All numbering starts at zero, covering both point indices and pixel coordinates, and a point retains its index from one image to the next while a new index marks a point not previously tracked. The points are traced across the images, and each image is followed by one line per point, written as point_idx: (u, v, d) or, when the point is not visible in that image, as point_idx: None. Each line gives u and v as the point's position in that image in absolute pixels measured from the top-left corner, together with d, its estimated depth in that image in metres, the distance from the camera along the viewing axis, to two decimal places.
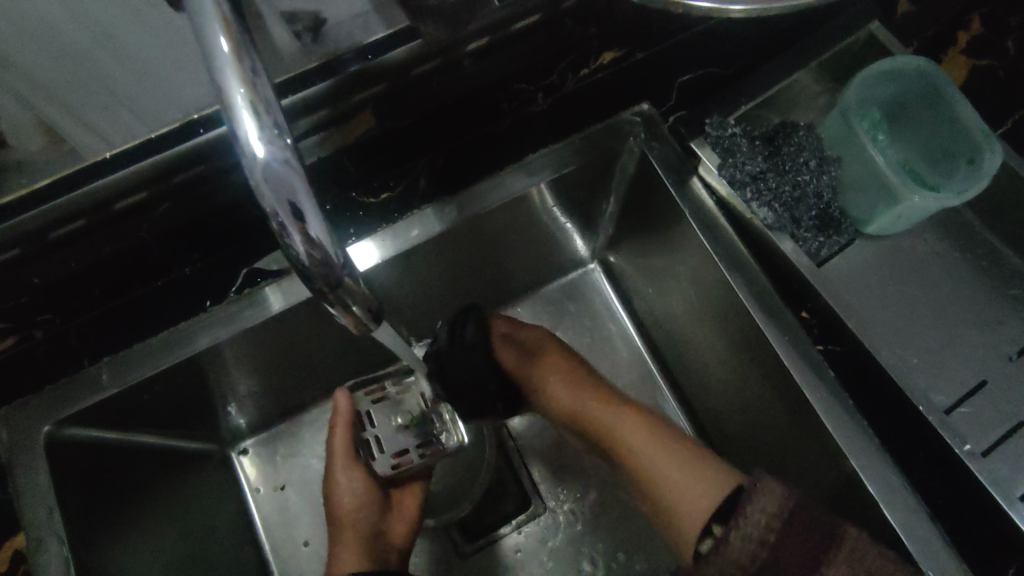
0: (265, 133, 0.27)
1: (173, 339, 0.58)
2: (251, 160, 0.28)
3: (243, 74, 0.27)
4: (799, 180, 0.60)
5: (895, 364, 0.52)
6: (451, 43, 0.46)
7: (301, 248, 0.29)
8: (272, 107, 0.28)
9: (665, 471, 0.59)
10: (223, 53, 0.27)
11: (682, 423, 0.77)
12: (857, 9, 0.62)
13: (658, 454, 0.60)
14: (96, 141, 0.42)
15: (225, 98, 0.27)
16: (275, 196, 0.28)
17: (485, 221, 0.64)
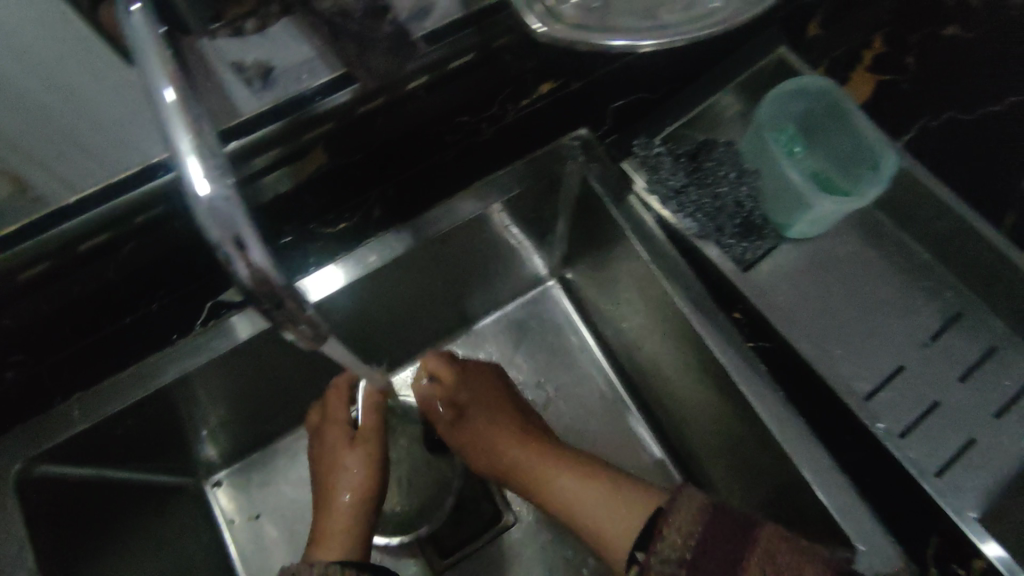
0: (209, 172, 0.30)
1: (141, 375, 0.60)
2: (195, 197, 0.30)
3: (189, 124, 0.30)
4: (718, 192, 0.66)
5: (813, 354, 0.60)
6: (393, 81, 0.50)
7: (243, 273, 0.31)
8: (214, 151, 0.31)
9: (595, 512, 0.63)
10: (167, 106, 0.30)
11: (642, 427, 0.81)
12: (767, 35, 0.67)
13: (595, 494, 0.64)
14: (62, 186, 0.44)
15: (173, 145, 0.30)
16: (220, 230, 0.30)
17: (442, 249, 0.69)
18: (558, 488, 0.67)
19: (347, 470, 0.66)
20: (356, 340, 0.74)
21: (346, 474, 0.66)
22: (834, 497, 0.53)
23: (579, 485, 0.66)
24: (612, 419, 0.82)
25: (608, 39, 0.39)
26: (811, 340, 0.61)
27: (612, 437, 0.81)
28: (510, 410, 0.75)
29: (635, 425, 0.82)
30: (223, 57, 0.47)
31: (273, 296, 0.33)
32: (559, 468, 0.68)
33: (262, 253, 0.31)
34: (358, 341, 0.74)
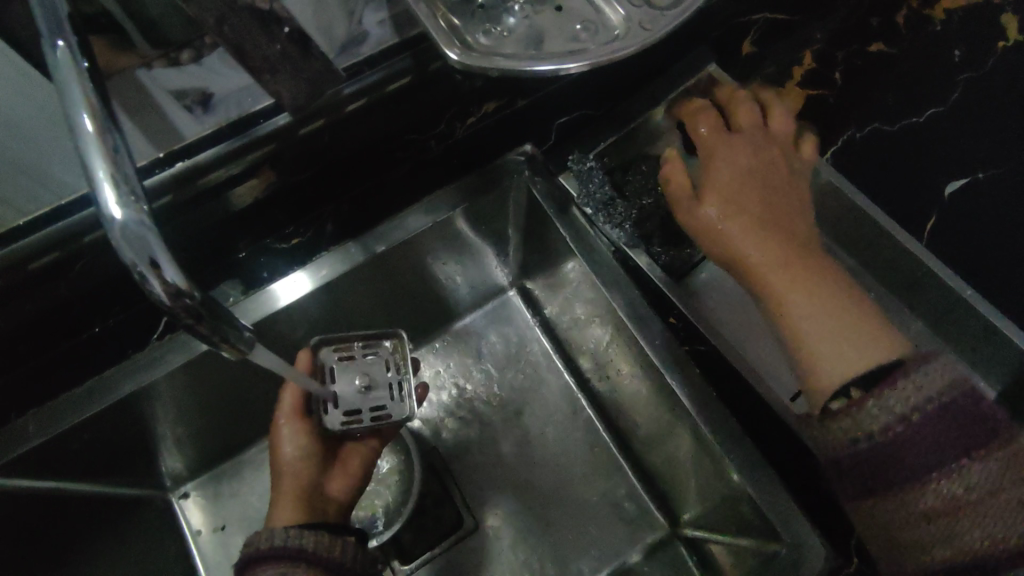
0: (123, 198, 0.32)
1: (97, 389, 0.61)
2: (110, 222, 0.32)
3: (106, 153, 0.33)
4: (644, 205, 0.70)
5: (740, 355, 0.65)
6: (331, 104, 0.53)
7: (157, 291, 0.33)
8: (127, 179, 0.33)
9: (855, 350, 0.56)
10: (88, 139, 0.33)
11: (601, 429, 0.84)
12: (698, 53, 0.71)
13: (816, 307, 0.58)
14: (9, 210, 0.48)
15: (92, 175, 0.33)
16: (135, 252, 0.32)
17: (389, 261, 0.69)
18: (798, 314, 0.58)
19: (288, 449, 0.66)
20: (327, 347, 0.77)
21: (288, 452, 0.66)
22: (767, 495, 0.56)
23: (817, 310, 0.58)
24: (571, 423, 0.85)
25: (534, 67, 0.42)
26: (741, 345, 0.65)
27: (572, 441, 0.84)
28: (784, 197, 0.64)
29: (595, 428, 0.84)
30: (162, 86, 0.50)
31: (193, 311, 0.35)
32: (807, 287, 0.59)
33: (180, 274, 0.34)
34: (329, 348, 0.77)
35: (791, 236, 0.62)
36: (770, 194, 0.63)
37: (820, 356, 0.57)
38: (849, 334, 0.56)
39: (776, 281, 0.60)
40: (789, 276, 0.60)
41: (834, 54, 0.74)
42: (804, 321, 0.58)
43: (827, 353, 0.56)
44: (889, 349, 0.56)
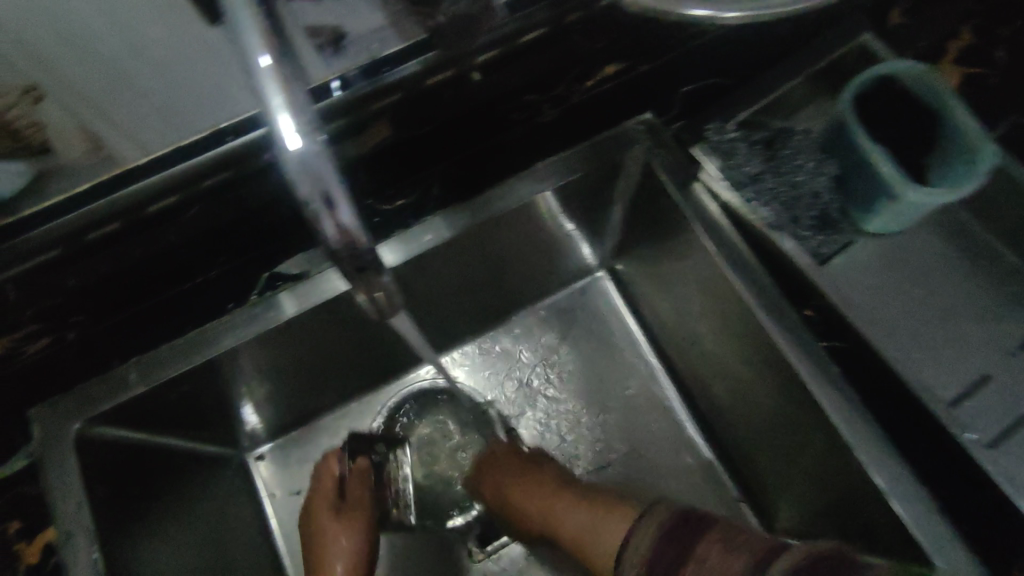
0: (301, 125, 0.29)
1: (199, 342, 0.60)
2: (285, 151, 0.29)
3: (280, 78, 0.29)
4: (797, 181, 0.62)
5: (894, 352, 0.58)
6: (464, 53, 0.49)
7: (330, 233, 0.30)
8: (304, 109, 0.30)
9: (582, 521, 0.65)
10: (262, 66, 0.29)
11: (688, 424, 0.80)
12: (850, 20, 0.64)
13: (584, 512, 0.66)
14: (133, 147, 0.44)
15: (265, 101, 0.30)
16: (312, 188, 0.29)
17: (495, 229, 0.66)
18: (569, 521, 0.67)
19: (335, 544, 0.66)
20: (424, 314, 0.75)
21: (335, 548, 0.66)
22: (907, 508, 0.51)
23: (577, 509, 0.67)
24: (657, 416, 0.81)
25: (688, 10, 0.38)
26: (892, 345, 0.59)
27: (658, 434, 0.81)
28: (541, 465, 0.73)
29: (681, 425, 0.81)
30: (298, 22, 0.46)
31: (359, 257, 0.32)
32: (573, 502, 0.68)
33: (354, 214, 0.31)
34: (424, 316, 0.75)
35: (560, 485, 0.71)
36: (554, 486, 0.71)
37: (586, 537, 0.64)
38: (602, 524, 0.63)
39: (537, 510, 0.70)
40: (563, 500, 0.69)
41: (999, 29, 0.67)
42: (565, 520, 0.67)
43: (581, 530, 0.65)
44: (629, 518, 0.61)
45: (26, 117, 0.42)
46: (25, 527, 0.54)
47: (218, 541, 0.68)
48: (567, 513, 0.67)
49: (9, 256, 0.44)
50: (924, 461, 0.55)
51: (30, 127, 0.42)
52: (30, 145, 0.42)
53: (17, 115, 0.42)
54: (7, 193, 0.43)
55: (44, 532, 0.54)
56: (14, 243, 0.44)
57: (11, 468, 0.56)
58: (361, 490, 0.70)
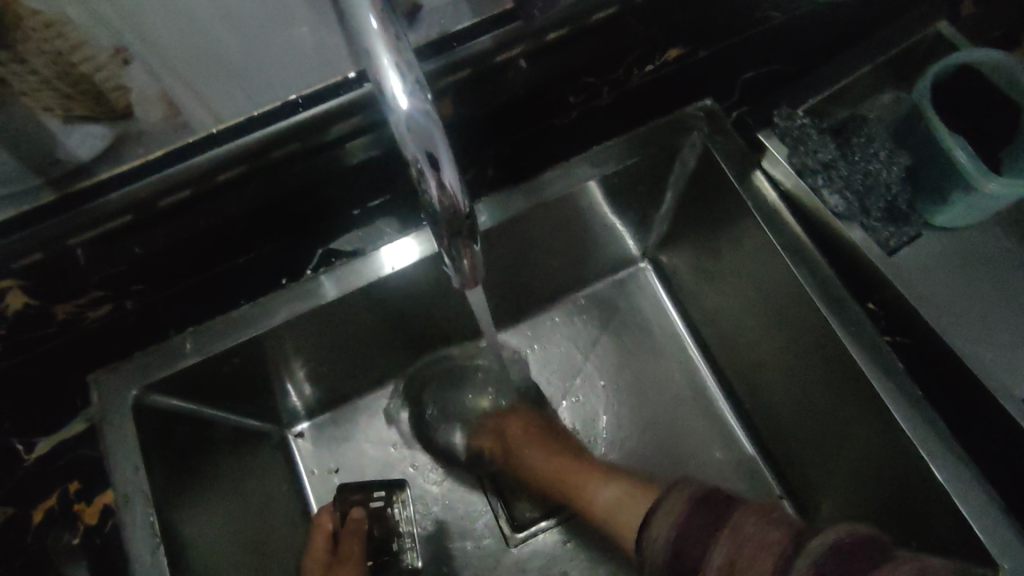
0: (408, 87, 0.31)
1: (253, 316, 0.59)
2: (395, 112, 0.31)
3: (389, 41, 0.31)
4: (870, 170, 0.60)
5: (969, 346, 0.56)
6: (533, 31, 0.49)
7: (431, 190, 0.33)
8: (412, 68, 0.31)
9: (603, 493, 0.64)
10: (372, 32, 0.30)
11: (735, 427, 0.74)
12: (921, 10, 0.63)
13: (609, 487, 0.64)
14: (208, 116, 0.44)
15: (374, 63, 0.31)
16: (418, 146, 0.32)
17: (550, 212, 0.64)
18: (600, 496, 0.64)
19: None
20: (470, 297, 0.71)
21: None
22: (973, 507, 0.49)
23: (619, 492, 0.63)
24: (698, 420, 0.75)
25: None
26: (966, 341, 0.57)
27: (701, 436, 0.74)
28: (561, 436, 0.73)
29: (726, 427, 0.74)
30: None
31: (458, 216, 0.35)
32: (604, 475, 0.66)
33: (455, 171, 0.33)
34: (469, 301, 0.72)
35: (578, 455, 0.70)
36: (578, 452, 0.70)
37: (614, 508, 0.62)
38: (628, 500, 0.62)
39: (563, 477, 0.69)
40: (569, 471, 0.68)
41: None
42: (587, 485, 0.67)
43: (610, 502, 0.63)
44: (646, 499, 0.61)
45: (113, 80, 0.39)
46: (85, 488, 0.55)
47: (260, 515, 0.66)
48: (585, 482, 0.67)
49: (90, 218, 0.44)
50: (992, 461, 0.53)
51: (112, 90, 0.40)
52: (110, 109, 0.41)
53: (101, 75, 0.39)
54: (85, 155, 0.42)
55: (102, 495, 0.55)
56: (92, 205, 0.44)
57: (72, 432, 0.57)
58: (357, 545, 0.59)
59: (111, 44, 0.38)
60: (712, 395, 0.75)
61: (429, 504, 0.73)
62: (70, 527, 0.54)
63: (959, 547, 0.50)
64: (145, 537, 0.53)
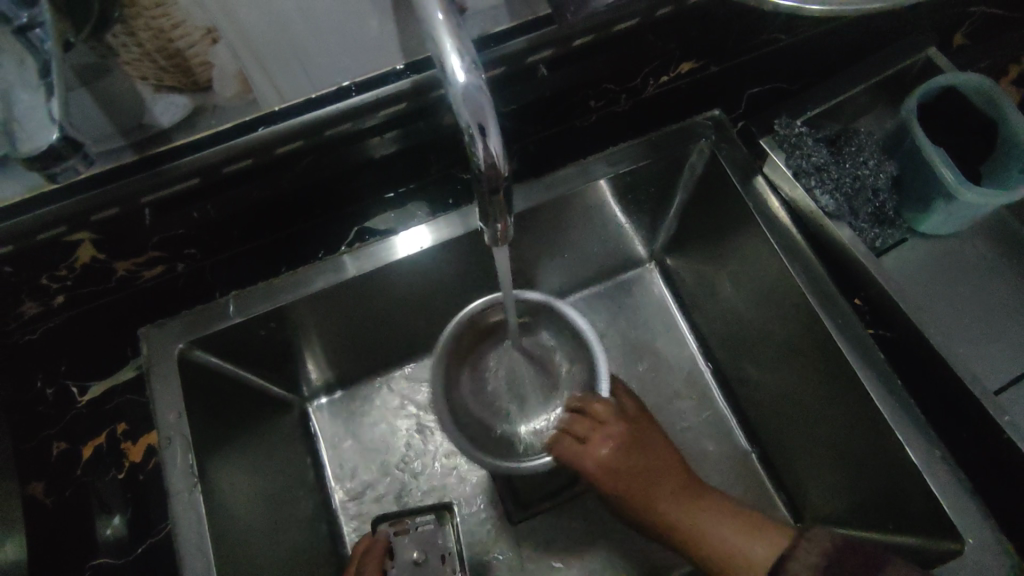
0: (465, 65, 0.36)
1: (292, 283, 0.64)
2: (453, 86, 0.36)
3: (451, 28, 0.36)
4: (860, 174, 0.65)
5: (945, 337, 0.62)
6: (565, 37, 0.54)
7: (481, 154, 0.38)
8: (469, 50, 0.37)
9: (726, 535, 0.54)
10: (437, 22, 0.36)
11: (733, 424, 0.76)
12: (914, 38, 0.69)
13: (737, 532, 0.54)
14: (272, 94, 0.50)
15: (438, 46, 0.37)
16: (472, 115, 0.37)
17: (567, 205, 0.69)
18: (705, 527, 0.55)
19: None
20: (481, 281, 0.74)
21: None
22: (945, 488, 0.54)
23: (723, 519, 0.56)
24: (700, 412, 0.77)
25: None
26: (943, 336, 0.62)
27: (700, 428, 0.76)
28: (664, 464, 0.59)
29: (726, 424, 0.76)
30: None
31: (495, 181, 0.39)
32: (712, 508, 0.57)
33: (499, 141, 0.38)
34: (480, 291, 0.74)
35: (687, 479, 0.59)
36: (683, 479, 0.59)
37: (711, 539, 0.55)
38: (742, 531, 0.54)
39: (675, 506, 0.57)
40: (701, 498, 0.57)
41: None
42: (709, 529, 0.55)
43: (735, 544, 0.54)
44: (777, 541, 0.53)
45: (201, 56, 0.47)
46: (131, 430, 0.62)
47: (280, 474, 0.69)
48: (684, 515, 0.56)
49: (158, 180, 0.49)
50: (962, 444, 0.58)
51: (198, 64, 0.47)
52: (194, 82, 0.48)
53: (193, 51, 0.47)
54: (166, 123, 0.49)
55: (151, 435, 0.61)
56: (163, 169, 0.49)
57: (119, 379, 0.63)
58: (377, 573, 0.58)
59: (205, 23, 0.46)
60: (712, 391, 0.77)
61: (436, 483, 0.75)
62: (116, 464, 0.60)
63: (930, 526, 0.54)
64: (184, 476, 0.58)
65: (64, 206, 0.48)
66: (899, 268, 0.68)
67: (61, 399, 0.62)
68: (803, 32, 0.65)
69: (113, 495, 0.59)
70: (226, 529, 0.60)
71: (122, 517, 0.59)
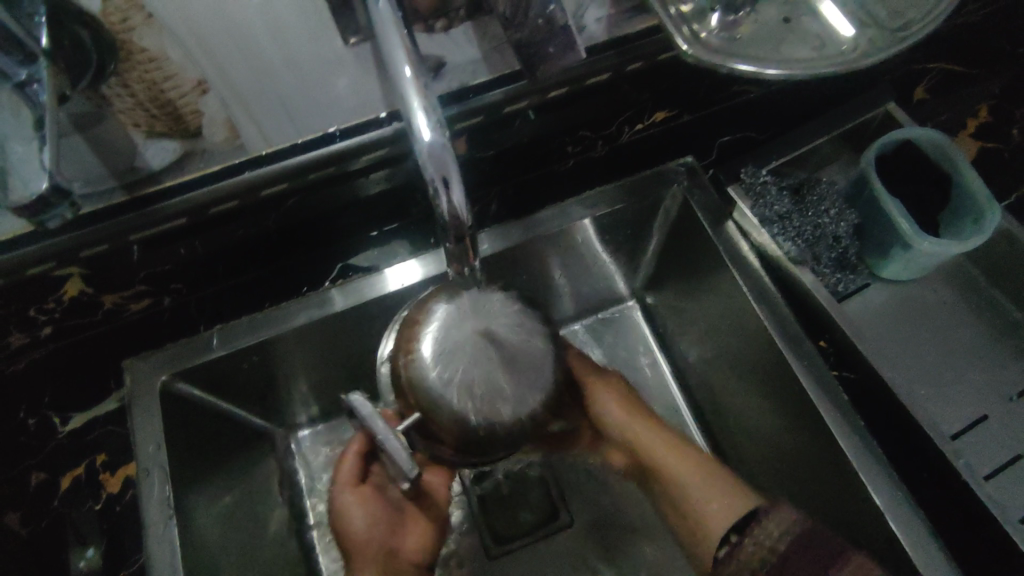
0: (429, 125, 0.39)
1: (276, 317, 0.66)
2: (419, 144, 0.39)
3: (419, 91, 0.39)
4: (820, 223, 0.68)
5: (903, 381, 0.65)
6: (540, 90, 0.57)
7: (445, 206, 0.40)
8: (435, 111, 0.39)
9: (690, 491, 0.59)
10: (406, 84, 0.39)
11: None
12: (875, 92, 0.73)
13: (698, 487, 0.58)
14: (258, 139, 0.52)
15: (407, 108, 0.39)
16: (435, 169, 0.39)
17: (545, 245, 0.71)
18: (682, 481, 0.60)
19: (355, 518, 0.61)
20: None
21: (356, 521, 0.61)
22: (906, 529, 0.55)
23: (695, 476, 0.59)
24: None
25: (733, 63, 0.44)
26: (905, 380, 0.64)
27: None
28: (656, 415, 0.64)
29: None
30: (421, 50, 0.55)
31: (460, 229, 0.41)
32: (694, 467, 0.60)
33: (462, 194, 0.40)
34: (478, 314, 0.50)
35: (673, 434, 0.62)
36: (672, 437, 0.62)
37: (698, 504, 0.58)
38: (723, 498, 0.57)
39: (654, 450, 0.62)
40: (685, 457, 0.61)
41: (1012, 109, 0.79)
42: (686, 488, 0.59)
43: (698, 500, 0.58)
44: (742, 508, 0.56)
45: (191, 105, 0.50)
46: (111, 461, 0.63)
47: (259, 508, 0.69)
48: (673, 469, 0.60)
49: (147, 220, 0.51)
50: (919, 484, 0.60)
51: (189, 112, 0.51)
52: (186, 128, 0.51)
53: (184, 100, 0.50)
54: (156, 166, 0.51)
55: (129, 466, 0.63)
56: (152, 210, 0.51)
57: (102, 410, 0.65)
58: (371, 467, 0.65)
59: (196, 76, 0.50)
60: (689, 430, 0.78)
61: None
62: (94, 495, 0.62)
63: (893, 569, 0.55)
64: (160, 510, 0.59)
65: (55, 242, 0.50)
66: (862, 312, 0.70)
67: (43, 429, 0.63)
68: (768, 86, 0.68)
69: (89, 526, 0.61)
70: (202, 564, 0.60)
71: (96, 550, 0.60)
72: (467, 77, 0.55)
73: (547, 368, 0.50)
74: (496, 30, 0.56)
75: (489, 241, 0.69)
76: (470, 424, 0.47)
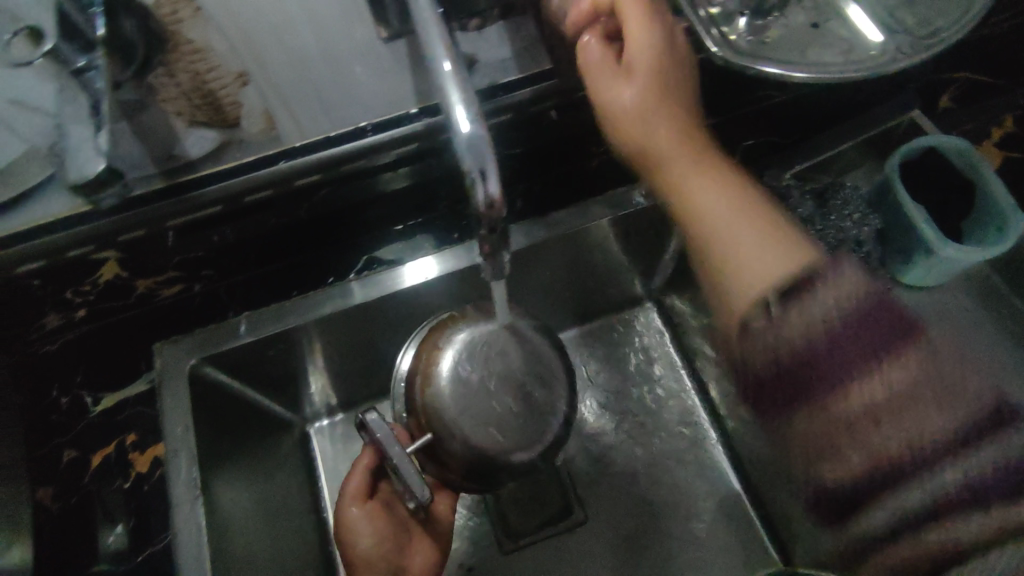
0: (469, 117, 0.40)
1: (304, 307, 0.67)
2: (458, 135, 0.40)
3: (459, 85, 0.40)
4: (843, 228, 0.68)
5: None
6: (571, 88, 0.57)
7: (482, 196, 0.41)
8: (474, 103, 0.40)
9: (739, 231, 0.54)
10: (446, 78, 0.40)
11: (725, 462, 0.78)
12: (901, 100, 0.73)
13: (741, 221, 0.54)
14: (293, 130, 0.53)
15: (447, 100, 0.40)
16: (474, 160, 0.40)
17: (568, 244, 0.72)
18: (701, 185, 0.56)
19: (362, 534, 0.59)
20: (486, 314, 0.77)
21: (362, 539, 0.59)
22: None
23: (751, 229, 0.54)
24: (692, 448, 0.79)
25: (764, 66, 0.44)
26: None
27: (691, 464, 0.78)
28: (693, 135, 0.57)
29: (718, 461, 0.78)
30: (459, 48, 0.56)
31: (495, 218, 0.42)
32: (738, 190, 0.56)
33: (498, 184, 0.41)
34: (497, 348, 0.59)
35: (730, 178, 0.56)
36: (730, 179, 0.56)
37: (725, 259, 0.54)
38: (771, 244, 0.52)
39: (673, 162, 0.56)
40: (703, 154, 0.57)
41: None
42: (723, 224, 0.55)
43: (736, 210, 0.54)
44: (790, 250, 0.52)
45: (232, 96, 0.53)
46: (140, 440, 0.65)
47: (280, 492, 0.71)
48: (684, 173, 0.56)
49: (184, 207, 0.52)
50: None
51: (229, 104, 0.53)
52: (224, 118, 0.53)
53: (225, 92, 0.53)
54: (195, 154, 0.52)
55: (157, 446, 0.65)
56: (190, 196, 0.52)
57: (133, 391, 0.67)
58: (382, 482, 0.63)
59: (238, 69, 0.53)
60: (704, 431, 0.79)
61: None
62: (122, 473, 0.64)
63: None
64: (188, 491, 0.60)
65: (96, 226, 0.51)
66: None
67: (74, 408, 0.65)
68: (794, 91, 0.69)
69: (116, 504, 0.63)
70: (227, 543, 0.62)
71: (125, 526, 0.62)
72: (498, 75, 0.56)
73: (553, 383, 0.59)
74: (528, 29, 0.57)
75: (513, 236, 0.70)
76: (490, 432, 0.55)
